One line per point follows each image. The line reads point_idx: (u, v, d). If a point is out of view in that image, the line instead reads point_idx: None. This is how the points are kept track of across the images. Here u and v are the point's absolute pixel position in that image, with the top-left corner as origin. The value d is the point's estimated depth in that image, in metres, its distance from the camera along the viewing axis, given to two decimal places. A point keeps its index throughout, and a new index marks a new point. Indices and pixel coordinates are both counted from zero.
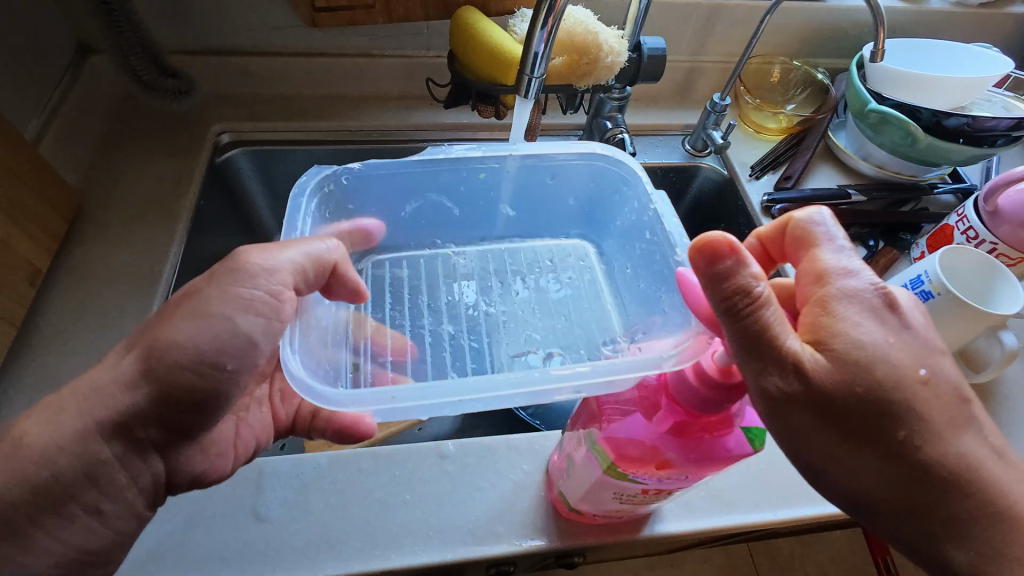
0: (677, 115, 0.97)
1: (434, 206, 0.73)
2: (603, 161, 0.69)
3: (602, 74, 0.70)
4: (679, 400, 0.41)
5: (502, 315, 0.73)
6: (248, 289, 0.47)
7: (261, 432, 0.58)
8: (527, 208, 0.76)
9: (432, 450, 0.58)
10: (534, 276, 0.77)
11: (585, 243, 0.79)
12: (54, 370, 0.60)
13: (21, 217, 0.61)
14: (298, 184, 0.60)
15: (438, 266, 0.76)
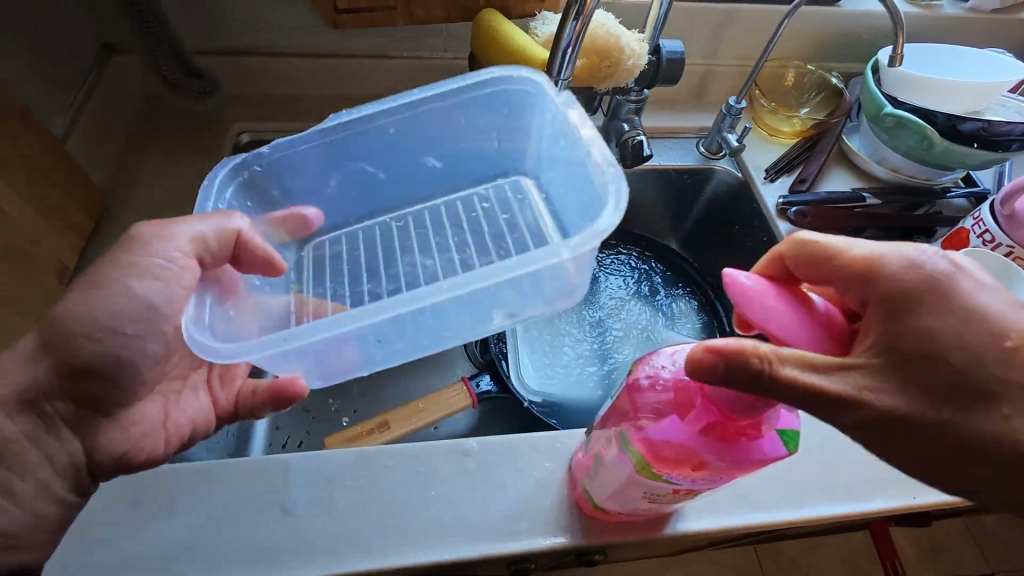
0: (691, 117, 0.98)
1: (357, 174, 0.67)
2: (509, 81, 0.61)
3: (623, 77, 0.71)
4: (714, 402, 0.42)
5: (440, 269, 0.69)
6: (148, 257, 0.50)
7: (200, 420, 0.62)
8: (455, 152, 0.68)
9: (454, 448, 0.59)
10: (472, 228, 0.71)
11: (524, 177, 0.70)
12: None
13: (51, 214, 0.62)
14: (211, 175, 0.59)
15: (383, 233, 0.71)
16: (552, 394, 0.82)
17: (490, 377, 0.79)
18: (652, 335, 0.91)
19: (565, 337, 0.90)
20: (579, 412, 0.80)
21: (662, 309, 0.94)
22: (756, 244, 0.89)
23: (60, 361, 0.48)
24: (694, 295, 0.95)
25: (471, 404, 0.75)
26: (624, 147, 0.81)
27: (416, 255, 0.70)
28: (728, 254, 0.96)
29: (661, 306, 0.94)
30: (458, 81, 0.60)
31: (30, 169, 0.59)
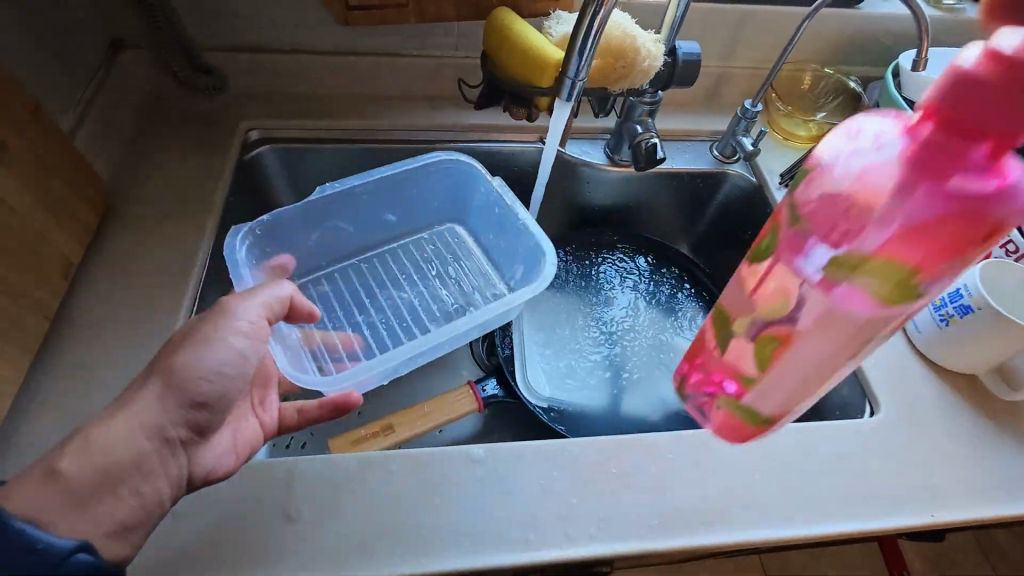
0: (705, 120, 0.96)
1: (334, 230, 0.80)
2: (448, 161, 0.81)
3: (638, 78, 0.70)
4: (988, 123, 0.38)
5: (416, 300, 0.81)
6: (233, 322, 0.51)
7: (254, 441, 0.58)
8: (410, 210, 0.85)
9: (462, 455, 0.58)
10: (429, 268, 0.84)
11: (459, 228, 0.88)
12: (87, 363, 0.60)
13: (57, 210, 0.61)
14: (229, 244, 0.67)
15: (355, 277, 0.83)
16: (560, 399, 0.80)
17: (497, 382, 0.78)
18: (663, 340, 0.89)
19: (572, 341, 0.88)
20: (587, 418, 0.79)
21: (672, 314, 0.92)
22: None
23: (175, 386, 0.48)
24: (705, 301, 0.93)
25: (477, 409, 0.75)
26: (638, 149, 0.80)
27: (383, 290, 0.82)
28: (741, 260, 0.95)
29: (671, 312, 0.93)
30: (423, 159, 0.79)
31: (36, 164, 0.58)
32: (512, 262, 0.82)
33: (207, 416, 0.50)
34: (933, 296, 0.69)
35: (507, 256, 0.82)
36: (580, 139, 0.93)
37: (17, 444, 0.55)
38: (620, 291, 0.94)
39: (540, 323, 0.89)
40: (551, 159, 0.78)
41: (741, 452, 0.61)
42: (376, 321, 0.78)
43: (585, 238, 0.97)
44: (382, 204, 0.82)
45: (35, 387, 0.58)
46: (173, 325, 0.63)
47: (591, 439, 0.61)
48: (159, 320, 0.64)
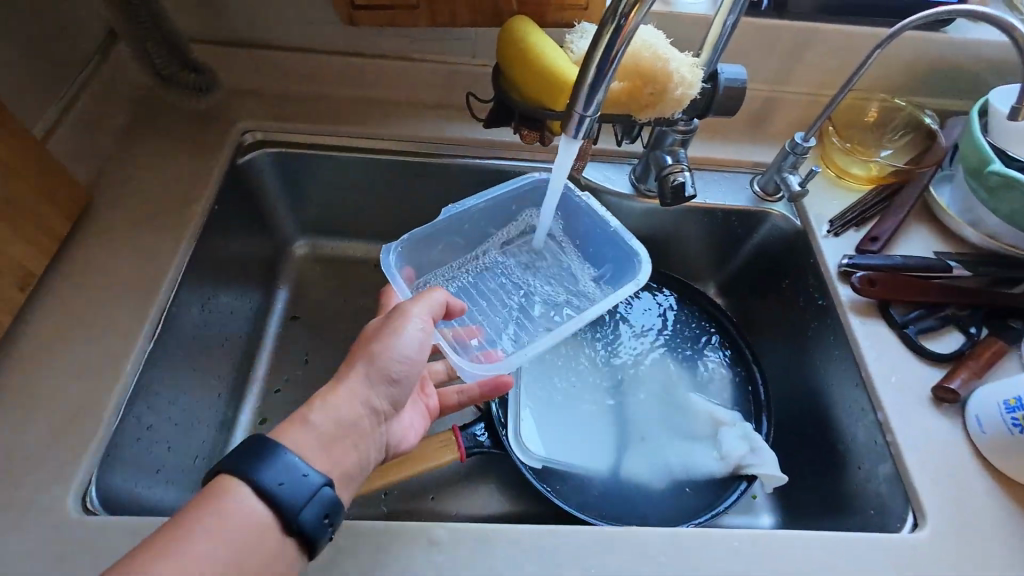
0: (745, 149, 0.85)
1: (449, 245, 0.78)
2: (536, 179, 0.77)
3: (669, 107, 0.60)
4: None
5: (524, 300, 0.77)
6: (409, 321, 0.57)
7: (421, 425, 0.67)
8: (508, 223, 0.80)
9: (421, 534, 0.52)
10: (529, 270, 0.80)
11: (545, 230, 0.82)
12: (31, 387, 0.55)
13: (20, 217, 0.57)
14: (382, 262, 0.70)
15: (468, 276, 0.79)
16: (555, 459, 0.73)
17: (483, 426, 0.72)
18: (673, 394, 0.80)
19: (575, 388, 0.80)
20: (585, 485, 0.71)
21: (688, 367, 0.82)
22: (808, 307, 0.77)
23: (377, 367, 0.54)
24: (728, 355, 0.83)
25: (459, 458, 0.69)
26: (664, 184, 0.70)
27: (493, 295, 0.78)
28: (774, 309, 0.83)
29: (687, 364, 0.83)
30: (521, 181, 0.76)
31: None
32: (596, 258, 0.79)
33: (400, 392, 0.57)
34: (1005, 394, 0.58)
35: (597, 252, 0.79)
36: (601, 163, 0.83)
37: None
38: (629, 336, 0.85)
39: (541, 364, 0.81)
40: (558, 193, 0.69)
41: (746, 563, 0.52)
42: (491, 323, 0.75)
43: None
44: (486, 222, 0.79)
45: None
46: (131, 350, 0.59)
47: (568, 527, 0.53)
48: (118, 342, 0.59)
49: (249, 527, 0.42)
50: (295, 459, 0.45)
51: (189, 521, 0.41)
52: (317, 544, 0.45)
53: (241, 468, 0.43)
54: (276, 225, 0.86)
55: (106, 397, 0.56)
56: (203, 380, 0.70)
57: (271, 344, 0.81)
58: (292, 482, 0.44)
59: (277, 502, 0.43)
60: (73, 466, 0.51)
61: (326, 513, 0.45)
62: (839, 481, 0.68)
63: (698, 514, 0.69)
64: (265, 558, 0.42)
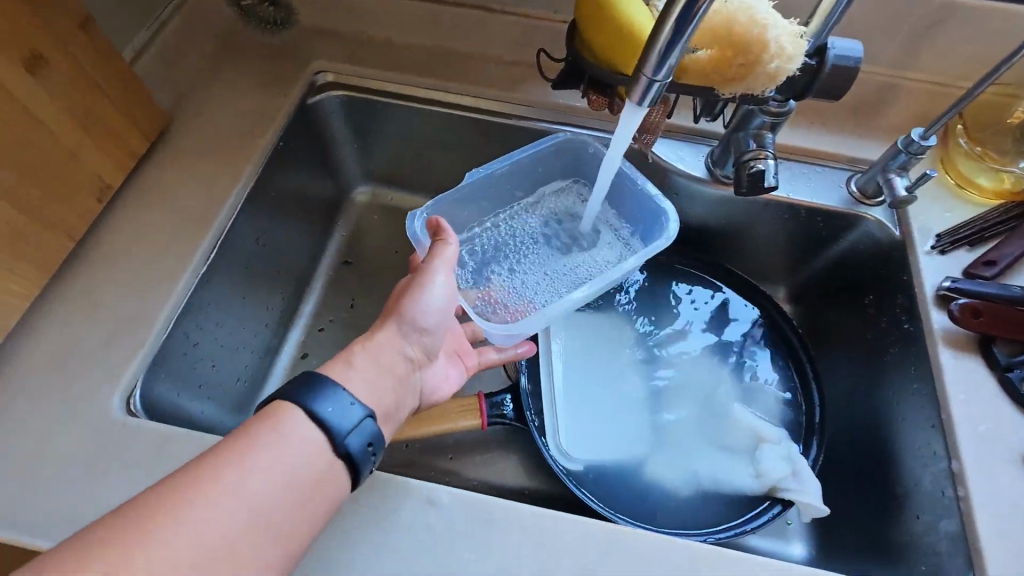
0: (849, 139, 0.75)
1: (478, 206, 0.77)
2: (564, 138, 0.75)
3: (760, 82, 0.53)
4: None
5: (548, 253, 0.75)
6: (429, 281, 0.57)
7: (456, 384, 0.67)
8: (537, 186, 0.78)
9: (427, 494, 0.52)
10: (555, 225, 0.77)
11: (569, 188, 0.79)
12: (96, 291, 0.60)
13: (100, 133, 0.61)
14: (408, 229, 0.70)
15: (495, 231, 0.77)
16: (577, 444, 0.70)
17: (511, 397, 0.71)
18: (719, 399, 0.74)
19: (611, 375, 0.75)
20: (602, 475, 0.68)
21: (731, 372, 0.76)
22: (892, 330, 0.68)
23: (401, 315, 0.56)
24: (784, 370, 0.75)
25: (481, 425, 0.68)
26: (742, 170, 0.63)
27: (519, 256, 0.75)
28: (850, 325, 0.74)
29: (730, 369, 0.76)
30: (545, 140, 0.73)
31: (75, 81, 0.57)
32: (626, 216, 0.76)
33: (431, 342, 0.59)
34: None
35: (628, 208, 0.75)
36: (677, 140, 0.76)
37: (15, 358, 0.56)
38: (674, 330, 0.79)
39: (579, 344, 0.77)
40: (614, 166, 0.64)
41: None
42: (520, 282, 0.73)
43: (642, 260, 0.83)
44: (515, 182, 0.77)
45: (47, 307, 0.59)
46: (186, 271, 0.62)
47: (574, 518, 0.51)
48: (175, 261, 0.63)
49: (304, 449, 0.43)
50: (342, 390, 0.46)
51: (248, 437, 0.42)
52: (362, 472, 0.46)
53: (296, 394, 0.45)
54: (339, 169, 0.87)
55: (158, 311, 0.60)
56: (253, 310, 0.73)
57: (321, 284, 0.84)
58: (339, 410, 0.45)
59: (326, 428, 0.44)
60: (122, 371, 0.56)
61: (369, 442, 0.45)
62: (892, 527, 0.61)
63: (719, 530, 0.65)
64: (317, 479, 0.43)
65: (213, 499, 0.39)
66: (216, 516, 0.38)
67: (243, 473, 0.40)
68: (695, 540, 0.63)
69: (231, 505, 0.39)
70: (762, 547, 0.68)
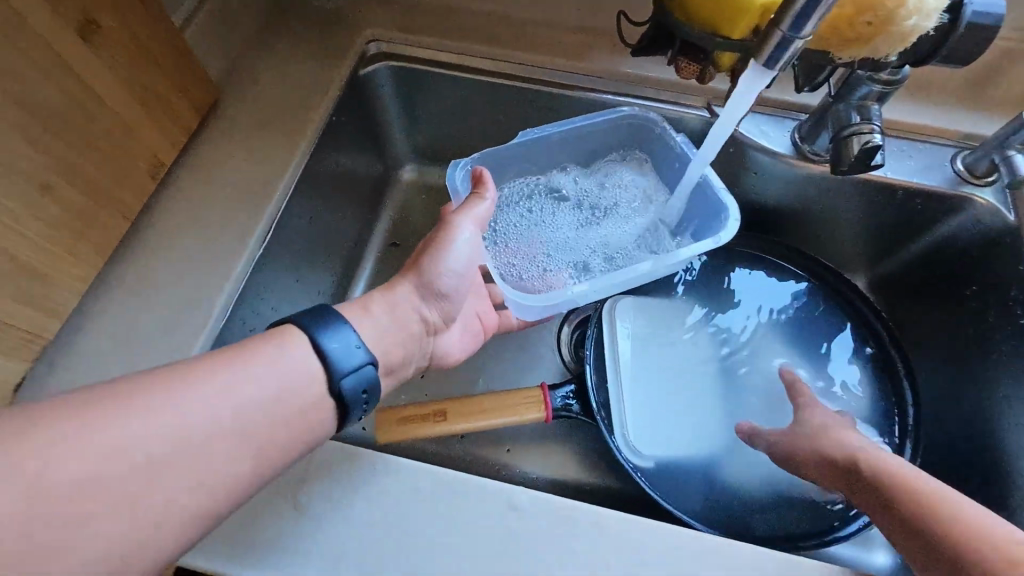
0: (954, 114, 0.68)
1: (523, 171, 0.73)
2: (634, 118, 0.70)
3: (887, 44, 0.46)
4: None
5: (586, 232, 0.71)
6: (454, 236, 0.58)
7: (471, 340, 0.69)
8: (592, 159, 0.73)
9: (501, 496, 0.48)
10: (600, 200, 0.72)
11: (625, 160, 0.73)
12: (152, 273, 0.57)
13: (153, 104, 0.57)
14: (449, 179, 0.66)
15: (536, 198, 0.73)
16: (646, 436, 0.66)
17: (573, 389, 0.67)
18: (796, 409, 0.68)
19: (680, 364, 0.71)
20: (673, 472, 0.65)
21: (806, 370, 0.71)
22: (999, 324, 0.62)
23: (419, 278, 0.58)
24: (867, 364, 0.70)
25: (544, 418, 0.64)
26: (843, 147, 0.57)
27: (548, 221, 0.72)
28: (944, 318, 0.68)
29: (806, 366, 0.71)
30: (613, 112, 0.68)
31: (128, 48, 0.53)
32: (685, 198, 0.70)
33: (450, 306, 0.61)
34: None
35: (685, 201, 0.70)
36: (762, 114, 0.70)
37: (75, 342, 0.54)
38: (747, 320, 0.74)
39: (647, 333, 0.72)
40: (721, 140, 0.58)
41: None
42: (546, 249, 0.70)
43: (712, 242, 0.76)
44: (568, 153, 0.73)
45: (101, 289, 0.57)
46: (241, 253, 0.59)
47: (663, 524, 0.47)
48: (231, 243, 0.60)
49: (297, 379, 0.45)
50: (350, 329, 0.48)
51: (253, 350, 0.45)
52: (351, 414, 0.48)
53: (307, 326, 0.47)
54: (388, 147, 0.83)
55: (215, 295, 0.57)
56: (306, 292, 0.71)
57: (369, 266, 0.80)
58: (344, 349, 0.47)
59: (327, 362, 0.46)
60: (180, 355, 0.53)
61: (364, 388, 0.48)
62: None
63: (805, 536, 0.61)
64: (302, 408, 0.45)
65: (200, 392, 0.41)
66: (207, 410, 0.41)
67: (236, 380, 0.43)
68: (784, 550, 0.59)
69: (226, 412, 0.41)
70: (845, 555, 0.64)
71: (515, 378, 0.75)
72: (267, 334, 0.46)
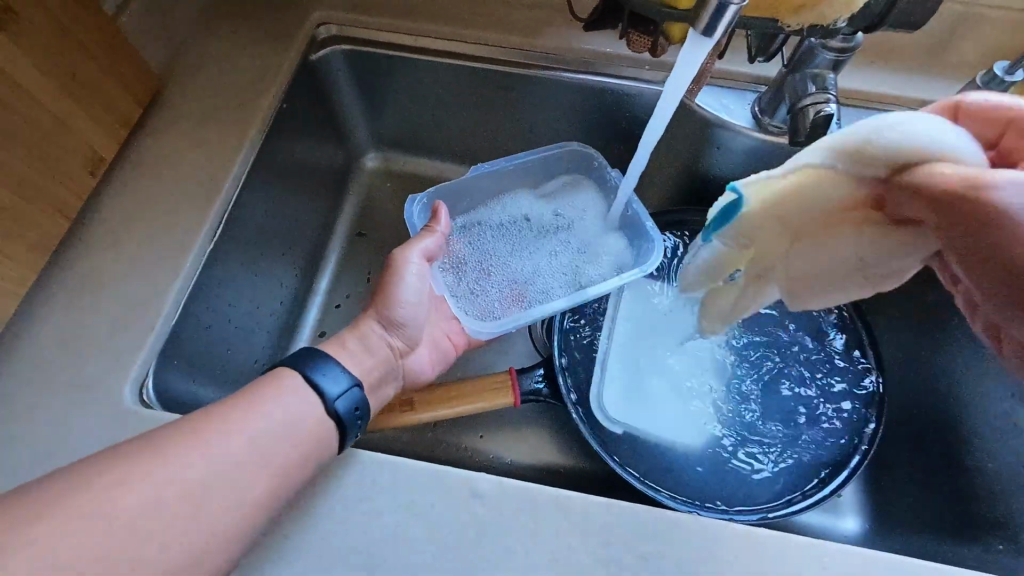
0: (915, 80, 0.67)
1: (473, 199, 0.71)
2: (568, 150, 0.70)
3: (834, 8, 0.45)
4: None
5: (539, 256, 0.68)
6: (406, 263, 0.60)
7: (442, 358, 0.67)
8: (537, 184, 0.72)
9: (465, 485, 0.47)
10: (550, 223, 0.70)
11: (568, 185, 0.72)
12: (97, 274, 0.56)
13: (85, 96, 0.55)
14: (407, 214, 0.67)
15: (486, 225, 0.70)
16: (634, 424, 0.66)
17: (544, 373, 0.65)
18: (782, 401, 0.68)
19: (656, 344, 0.71)
20: (650, 455, 0.65)
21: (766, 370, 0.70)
22: None
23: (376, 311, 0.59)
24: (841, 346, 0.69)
25: (514, 403, 0.62)
26: (801, 117, 0.57)
27: (502, 251, 0.68)
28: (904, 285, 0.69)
29: (771, 360, 0.70)
30: (553, 147, 0.69)
31: (52, 37, 0.50)
32: (618, 224, 0.69)
33: (413, 332, 0.61)
34: None
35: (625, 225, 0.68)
36: (719, 88, 0.69)
37: (18, 346, 0.52)
38: None
39: (629, 313, 0.72)
40: (657, 136, 0.57)
41: None
42: (501, 274, 0.67)
43: (681, 217, 0.74)
44: (513, 182, 0.71)
45: (46, 291, 0.55)
46: (191, 248, 0.57)
47: (628, 504, 0.47)
48: (179, 238, 0.58)
49: (296, 413, 0.44)
50: (335, 359, 0.48)
51: (246, 394, 0.45)
52: (349, 436, 0.46)
53: (288, 367, 0.47)
54: (349, 133, 0.80)
55: (165, 293, 0.55)
56: (267, 285, 0.69)
57: (335, 258, 0.79)
58: (332, 376, 0.47)
59: (319, 390, 0.46)
60: (130, 359, 0.52)
61: (358, 406, 0.47)
62: (982, 504, 0.58)
63: (745, 510, 0.61)
64: (307, 437, 0.44)
65: (203, 446, 0.41)
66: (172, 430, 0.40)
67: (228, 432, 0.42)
68: (716, 516, 0.59)
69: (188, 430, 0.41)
70: (815, 523, 0.65)
71: (488, 365, 0.74)
72: (257, 380, 0.46)
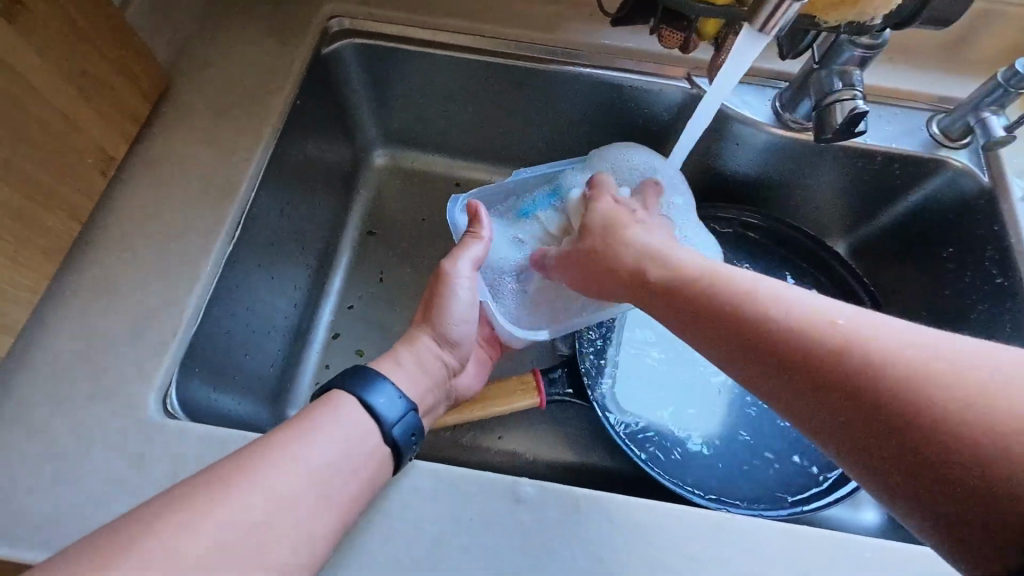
0: (930, 77, 0.68)
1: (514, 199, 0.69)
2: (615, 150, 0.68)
3: (873, 6, 0.45)
4: None
5: None
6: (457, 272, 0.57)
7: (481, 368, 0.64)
8: None
9: (505, 489, 0.47)
10: None
11: None
12: (110, 280, 0.53)
13: (95, 92, 0.52)
14: (449, 214, 0.65)
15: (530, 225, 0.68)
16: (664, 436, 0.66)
17: (565, 372, 0.65)
18: None
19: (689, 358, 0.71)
20: (675, 456, 0.65)
21: None
22: (976, 288, 0.64)
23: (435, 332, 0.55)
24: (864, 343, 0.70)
25: (538, 403, 0.61)
26: (827, 115, 0.57)
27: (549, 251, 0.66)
28: (916, 278, 0.70)
29: None
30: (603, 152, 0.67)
31: (61, 32, 0.48)
32: None
33: (465, 351, 0.58)
34: None
35: None
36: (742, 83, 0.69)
37: (29, 356, 0.50)
38: None
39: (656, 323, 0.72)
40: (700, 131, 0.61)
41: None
42: None
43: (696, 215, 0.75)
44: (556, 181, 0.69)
45: (56, 298, 0.52)
46: (210, 250, 0.55)
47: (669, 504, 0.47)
48: (197, 240, 0.56)
49: (353, 437, 0.43)
50: (391, 383, 0.47)
51: (302, 416, 0.44)
52: (404, 461, 0.46)
53: (344, 393, 0.45)
54: (358, 130, 0.78)
55: (184, 299, 0.53)
56: (281, 288, 0.67)
57: (347, 258, 0.77)
58: (388, 402, 0.46)
59: (376, 417, 0.45)
60: (151, 368, 0.50)
61: (414, 431, 0.46)
62: None
63: (771, 506, 0.62)
64: (360, 460, 0.43)
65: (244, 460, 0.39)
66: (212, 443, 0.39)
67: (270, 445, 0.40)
68: (743, 513, 0.60)
69: None
70: (836, 516, 0.66)
71: (507, 365, 0.73)
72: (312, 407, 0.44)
